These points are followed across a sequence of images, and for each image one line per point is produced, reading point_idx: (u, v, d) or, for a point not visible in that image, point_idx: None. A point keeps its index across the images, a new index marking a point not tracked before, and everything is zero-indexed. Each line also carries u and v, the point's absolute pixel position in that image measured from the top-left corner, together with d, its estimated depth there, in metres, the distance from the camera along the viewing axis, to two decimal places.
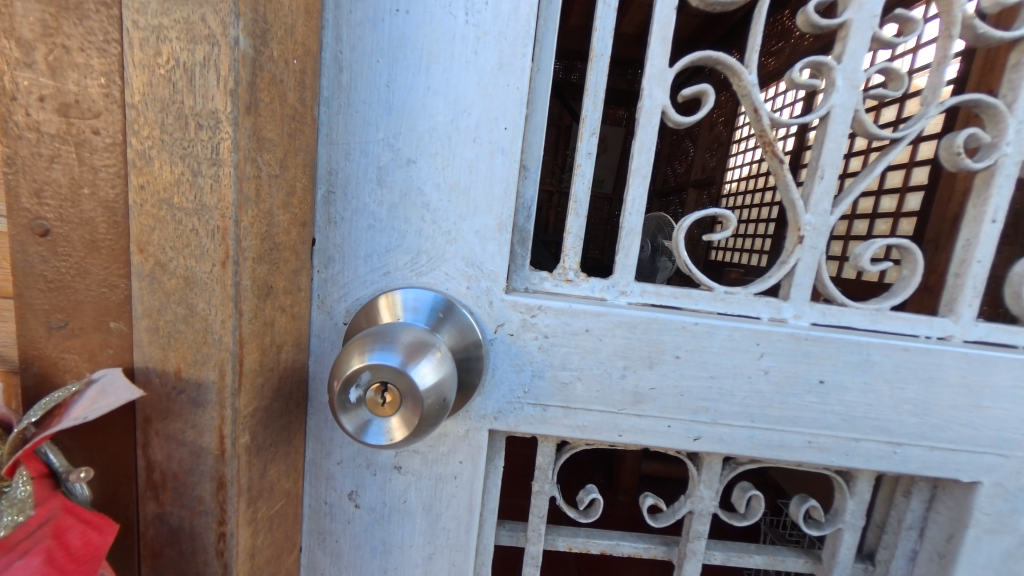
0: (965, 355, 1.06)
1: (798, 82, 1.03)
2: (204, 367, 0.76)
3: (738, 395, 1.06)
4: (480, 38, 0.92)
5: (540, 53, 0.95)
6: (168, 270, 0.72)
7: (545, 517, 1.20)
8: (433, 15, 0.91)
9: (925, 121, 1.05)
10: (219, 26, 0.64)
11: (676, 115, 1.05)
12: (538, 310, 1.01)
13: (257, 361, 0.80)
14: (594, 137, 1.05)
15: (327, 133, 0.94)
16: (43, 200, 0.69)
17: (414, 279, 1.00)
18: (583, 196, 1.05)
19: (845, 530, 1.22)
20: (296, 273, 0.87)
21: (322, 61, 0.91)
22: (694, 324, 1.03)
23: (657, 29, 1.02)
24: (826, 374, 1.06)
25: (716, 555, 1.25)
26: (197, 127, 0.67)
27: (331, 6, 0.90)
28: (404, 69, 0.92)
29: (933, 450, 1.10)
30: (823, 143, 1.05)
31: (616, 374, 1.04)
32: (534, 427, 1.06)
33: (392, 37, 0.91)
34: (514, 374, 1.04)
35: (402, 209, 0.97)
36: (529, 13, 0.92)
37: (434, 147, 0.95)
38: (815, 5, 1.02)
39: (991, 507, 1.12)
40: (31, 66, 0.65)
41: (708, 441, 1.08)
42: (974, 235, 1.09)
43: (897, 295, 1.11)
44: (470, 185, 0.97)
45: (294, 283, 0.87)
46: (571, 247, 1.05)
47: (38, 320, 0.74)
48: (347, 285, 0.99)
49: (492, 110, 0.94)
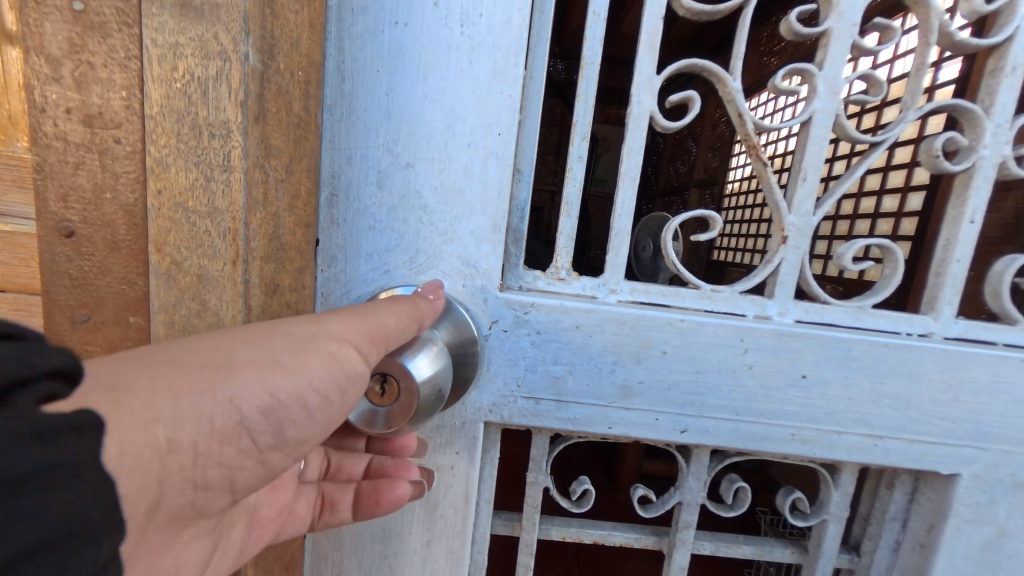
0: (943, 351, 1.10)
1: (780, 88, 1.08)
2: None
3: (723, 389, 1.10)
4: (475, 49, 0.97)
5: (532, 61, 1.00)
6: (182, 268, 0.77)
7: (539, 507, 1.24)
8: (431, 27, 0.96)
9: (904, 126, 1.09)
10: (230, 43, 0.69)
11: (664, 120, 1.10)
12: (531, 307, 1.06)
13: None
14: (584, 142, 1.09)
15: (330, 139, 0.99)
16: (68, 204, 0.75)
17: (413, 278, 1.05)
18: (574, 198, 1.10)
19: (830, 522, 1.25)
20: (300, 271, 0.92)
21: (326, 70, 0.96)
22: (681, 321, 1.07)
23: (646, 37, 1.07)
24: (809, 370, 1.10)
25: (704, 545, 1.29)
26: (209, 136, 0.72)
27: (334, 18, 0.95)
28: (403, 78, 0.97)
29: (913, 443, 1.14)
30: (805, 147, 1.09)
31: (605, 369, 1.09)
32: (527, 419, 1.11)
33: (391, 48, 0.96)
34: (508, 369, 1.08)
35: (401, 210, 1.02)
36: (521, 23, 0.97)
37: (431, 152, 1.00)
38: (797, 14, 1.06)
39: (971, 499, 1.16)
40: (59, 81, 0.70)
41: (695, 434, 1.13)
42: (953, 234, 1.12)
43: (878, 293, 1.15)
44: (465, 188, 1.02)
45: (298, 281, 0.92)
46: (564, 247, 1.10)
47: (63, 315, 0.80)
48: (350, 283, 1.04)
49: (486, 117, 0.99)
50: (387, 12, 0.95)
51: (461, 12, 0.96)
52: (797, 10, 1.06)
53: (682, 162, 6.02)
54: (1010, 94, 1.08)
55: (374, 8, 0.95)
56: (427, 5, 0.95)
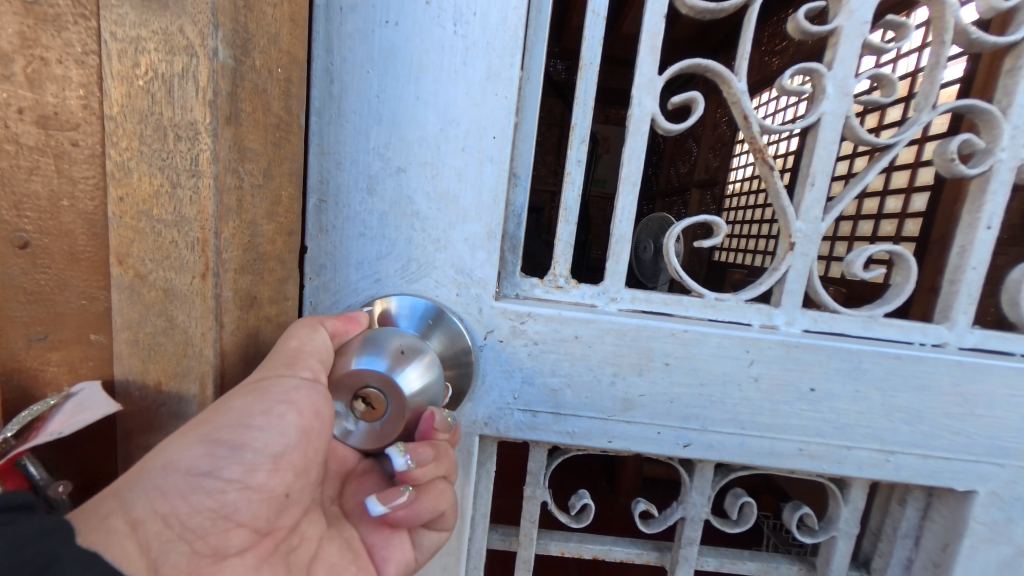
0: (958, 363, 1.05)
1: (786, 89, 1.03)
2: (185, 380, 0.75)
3: (728, 402, 1.05)
4: (469, 49, 0.92)
5: (528, 60, 0.95)
6: (148, 282, 0.72)
7: (536, 522, 1.19)
8: (420, 23, 0.90)
9: (916, 128, 1.04)
10: (197, 37, 0.63)
11: (666, 121, 1.05)
12: (527, 319, 1.00)
13: (242, 374, 0.80)
14: (583, 145, 1.04)
15: (318, 142, 0.93)
16: (22, 212, 0.69)
17: (404, 286, 1.00)
18: (574, 203, 1.05)
19: (840, 538, 1.20)
20: (287, 278, 0.88)
21: (312, 71, 0.91)
22: (684, 332, 1.02)
23: (647, 35, 1.02)
24: (817, 382, 1.05)
25: (709, 562, 1.24)
26: (176, 138, 0.66)
27: (321, 17, 0.89)
28: (392, 78, 0.92)
29: (926, 458, 1.09)
30: (814, 150, 1.05)
31: (605, 381, 1.03)
32: (524, 434, 1.06)
33: (378, 45, 0.91)
34: (504, 382, 1.03)
35: (393, 217, 0.97)
36: (516, 20, 0.91)
37: (424, 156, 0.95)
38: (805, 11, 1.01)
39: (987, 517, 1.11)
40: (8, 78, 0.64)
41: (699, 449, 1.08)
42: (969, 241, 1.07)
43: (890, 301, 1.10)
44: (460, 194, 0.96)
45: (283, 289, 0.88)
46: (562, 254, 1.05)
47: (17, 331, 0.74)
48: (338, 292, 0.99)
49: (480, 119, 0.94)
50: (374, 7, 0.90)
51: (453, 8, 0.90)
52: (805, 7, 1.01)
53: (683, 162, 5.97)
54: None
55: (361, 2, 0.89)
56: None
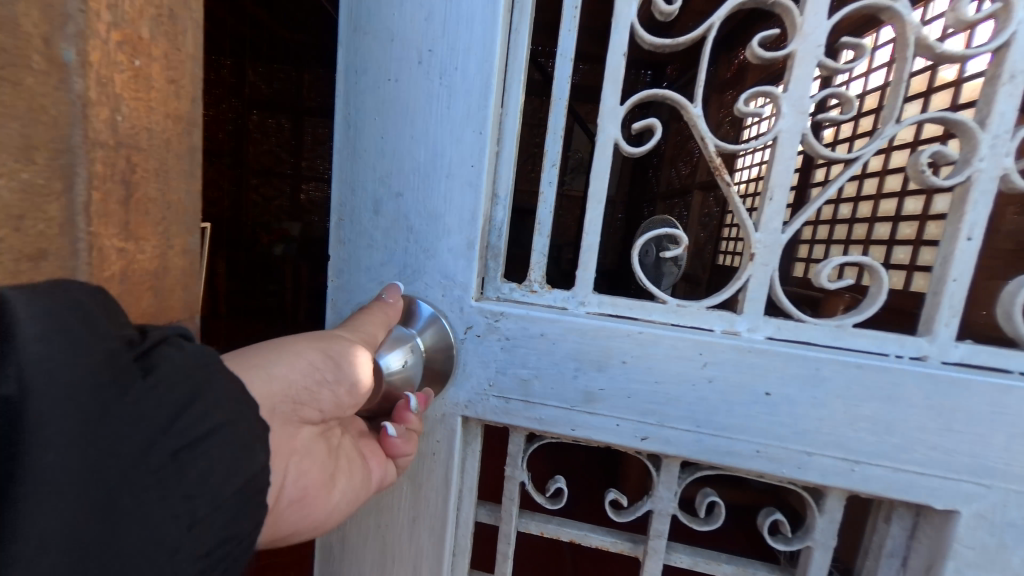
0: (933, 376, 1.04)
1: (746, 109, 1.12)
2: None
3: (684, 400, 1.14)
4: (452, 95, 1.15)
5: (497, 99, 1.15)
6: None
7: (517, 500, 1.35)
8: (415, 83, 1.16)
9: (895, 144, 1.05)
10: None
11: (629, 146, 1.18)
12: (499, 317, 1.19)
13: None
14: (553, 170, 1.22)
15: (340, 173, 1.23)
16: None
17: (404, 287, 1.24)
18: (547, 217, 1.23)
19: (816, 548, 1.20)
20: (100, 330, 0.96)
21: (336, 121, 1.21)
22: (640, 333, 1.14)
23: (608, 74, 1.17)
24: (774, 385, 1.10)
25: (682, 558, 1.30)
26: None
27: (344, 80, 1.19)
28: (393, 123, 1.18)
29: (897, 472, 1.07)
30: (774, 166, 1.11)
31: (569, 374, 1.18)
32: (499, 416, 1.24)
33: (385, 101, 1.18)
34: (482, 369, 1.22)
35: (393, 230, 1.22)
36: (486, 72, 1.13)
37: (417, 182, 1.19)
38: (760, 39, 1.09)
39: (975, 540, 1.06)
40: None
41: (656, 442, 1.17)
42: (950, 251, 1.05)
43: (862, 312, 1.11)
44: (445, 211, 1.19)
45: None
46: (536, 262, 1.22)
47: None
48: (352, 291, 1.27)
49: (459, 151, 1.16)
50: (378, 74, 1.17)
51: (438, 69, 1.14)
52: (759, 36, 1.10)
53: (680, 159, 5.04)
54: (1009, 102, 1.00)
55: (371, 71, 1.18)
56: (412, 62, 1.15)
